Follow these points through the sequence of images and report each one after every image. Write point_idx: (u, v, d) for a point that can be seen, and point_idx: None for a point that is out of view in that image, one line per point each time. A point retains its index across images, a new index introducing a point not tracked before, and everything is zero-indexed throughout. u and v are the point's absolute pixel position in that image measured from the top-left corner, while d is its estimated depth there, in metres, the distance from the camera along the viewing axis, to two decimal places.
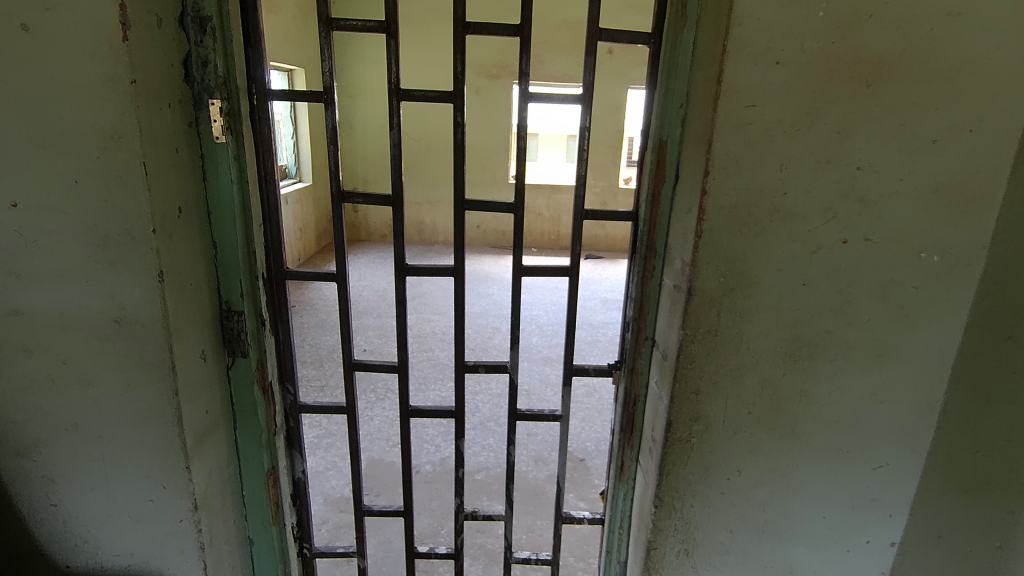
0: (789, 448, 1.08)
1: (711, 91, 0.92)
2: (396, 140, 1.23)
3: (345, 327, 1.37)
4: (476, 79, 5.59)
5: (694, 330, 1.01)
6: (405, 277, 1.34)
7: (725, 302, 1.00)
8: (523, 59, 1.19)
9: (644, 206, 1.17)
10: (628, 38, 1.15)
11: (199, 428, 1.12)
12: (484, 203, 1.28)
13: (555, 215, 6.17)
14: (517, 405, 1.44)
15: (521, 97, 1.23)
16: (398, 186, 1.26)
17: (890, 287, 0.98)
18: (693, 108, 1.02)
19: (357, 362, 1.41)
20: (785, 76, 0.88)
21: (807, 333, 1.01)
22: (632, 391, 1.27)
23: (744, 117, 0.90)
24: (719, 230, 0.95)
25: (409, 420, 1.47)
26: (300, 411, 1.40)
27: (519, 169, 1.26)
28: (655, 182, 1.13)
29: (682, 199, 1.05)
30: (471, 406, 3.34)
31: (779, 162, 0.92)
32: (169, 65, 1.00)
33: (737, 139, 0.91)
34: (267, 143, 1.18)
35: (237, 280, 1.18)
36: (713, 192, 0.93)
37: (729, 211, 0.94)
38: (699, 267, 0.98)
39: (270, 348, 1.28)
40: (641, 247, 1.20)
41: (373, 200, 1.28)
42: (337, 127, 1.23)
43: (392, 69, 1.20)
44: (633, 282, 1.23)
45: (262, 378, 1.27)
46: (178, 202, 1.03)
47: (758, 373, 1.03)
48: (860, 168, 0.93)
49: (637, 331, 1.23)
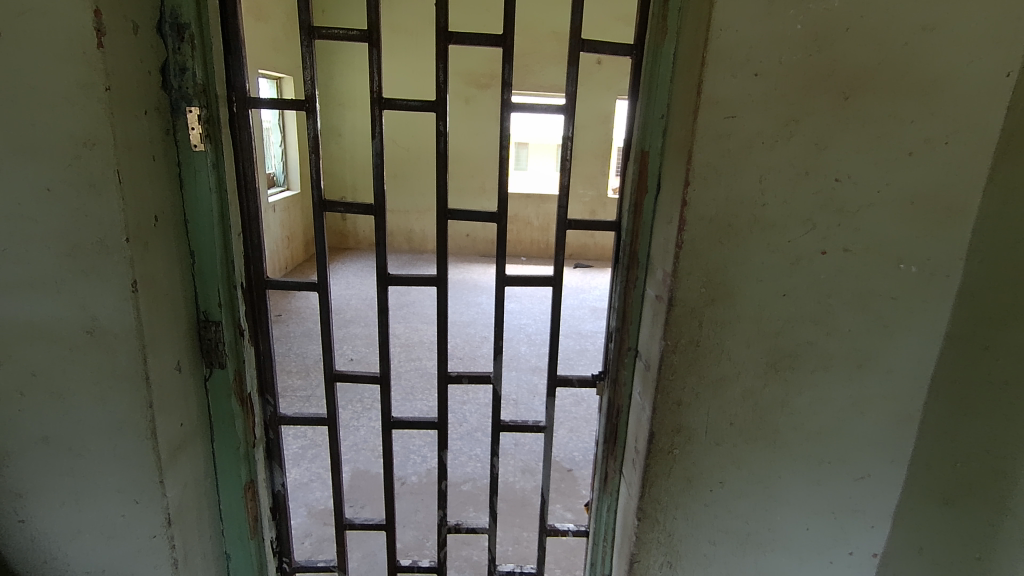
0: (771, 459, 1.07)
1: (691, 102, 0.92)
2: (378, 149, 1.22)
3: (326, 337, 1.35)
4: (465, 88, 5.61)
5: (677, 341, 1.01)
6: (388, 286, 1.33)
7: (707, 313, 0.99)
8: (506, 69, 1.19)
9: (626, 215, 1.17)
10: (610, 49, 1.16)
11: (174, 441, 1.10)
12: (467, 212, 1.27)
13: (545, 224, 6.19)
14: (500, 416, 1.42)
15: (503, 108, 1.23)
16: (381, 195, 1.25)
17: (869, 298, 0.98)
18: (674, 118, 1.03)
19: (339, 372, 1.39)
20: (763, 87, 0.89)
21: (789, 343, 1.01)
22: (616, 403, 1.26)
23: (723, 128, 0.90)
24: (699, 241, 0.96)
25: (392, 431, 1.45)
26: (280, 422, 1.38)
27: (503, 179, 1.26)
28: (637, 191, 1.13)
29: (664, 209, 1.05)
30: (459, 416, 3.32)
31: (758, 173, 0.92)
32: (145, 72, 0.99)
33: (717, 149, 0.91)
34: (248, 150, 1.17)
35: (215, 288, 1.16)
36: (694, 203, 0.94)
37: (709, 221, 0.95)
38: (681, 278, 0.98)
39: (248, 358, 1.26)
40: (624, 257, 1.19)
41: (356, 209, 1.27)
42: (319, 135, 1.22)
43: (374, 78, 1.19)
44: (616, 292, 1.22)
45: (240, 389, 1.25)
46: (154, 210, 1.01)
47: (740, 384, 1.03)
48: (839, 180, 0.93)
49: (620, 342, 1.23)
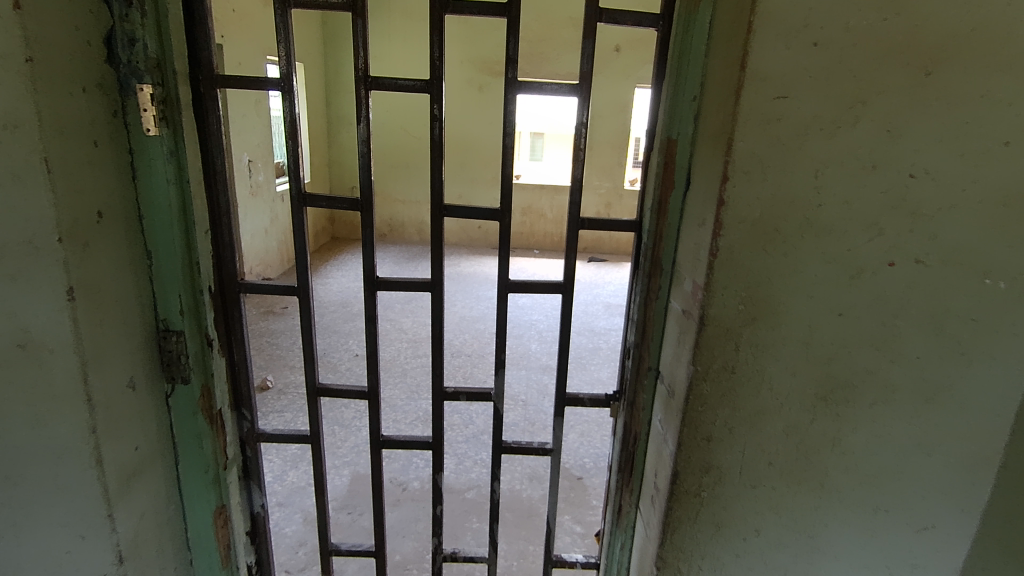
0: (816, 505, 0.91)
1: (731, 79, 0.76)
2: (364, 136, 1.07)
3: (307, 346, 1.21)
4: (479, 75, 5.41)
5: (708, 367, 0.85)
6: (376, 292, 1.17)
7: (745, 334, 0.83)
8: (510, 42, 1.02)
9: (649, 213, 1.02)
10: (633, 19, 0.98)
11: (125, 467, 0.96)
12: (465, 208, 1.11)
13: (558, 216, 5.89)
14: (503, 437, 1.27)
15: (508, 89, 1.06)
16: (366, 187, 1.10)
17: (944, 318, 0.81)
18: (709, 100, 0.86)
19: (323, 387, 1.24)
20: (823, 60, 0.72)
21: (842, 372, 0.84)
22: (633, 428, 1.11)
23: (772, 111, 0.74)
24: (738, 249, 0.79)
25: (381, 450, 1.31)
26: (259, 438, 1.25)
27: (508, 170, 1.10)
28: (662, 187, 0.97)
29: (694, 208, 0.89)
30: (465, 417, 3.19)
31: (815, 166, 0.75)
32: (83, 42, 0.84)
33: (763, 136, 0.75)
34: (217, 136, 1.05)
35: (176, 294, 1.02)
36: (733, 202, 0.78)
37: (751, 225, 0.78)
38: (714, 292, 0.82)
39: (218, 371, 1.12)
40: (645, 263, 1.04)
41: (339, 204, 1.12)
42: (298, 119, 1.07)
43: (359, 54, 1.04)
44: (636, 302, 1.07)
45: (208, 405, 1.11)
46: (97, 204, 0.87)
47: (782, 418, 0.87)
48: (913, 176, 0.76)
49: (640, 360, 1.07)
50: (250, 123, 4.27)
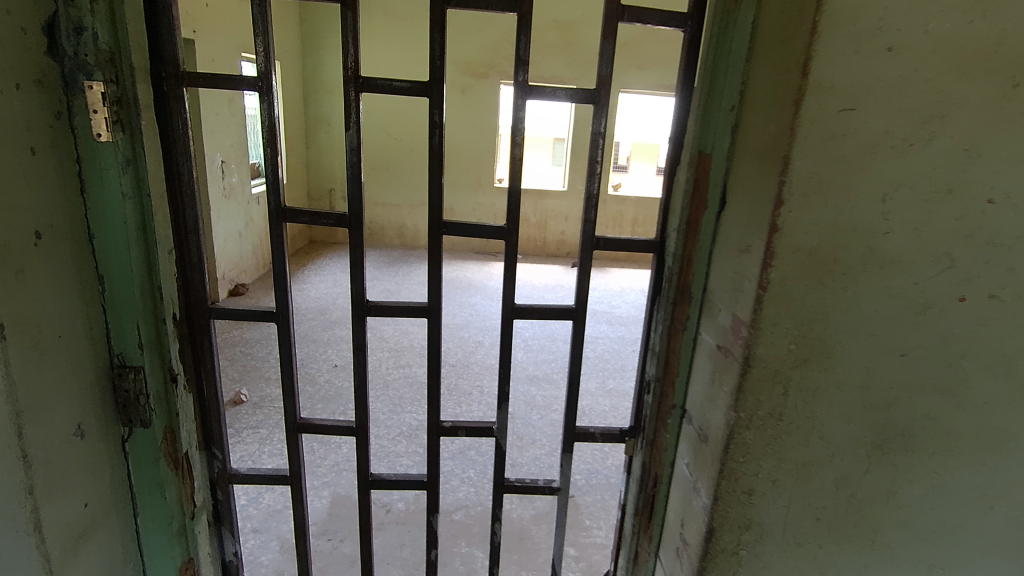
0: (866, 564, 0.81)
1: (787, 88, 0.66)
2: (355, 143, 0.96)
3: (286, 378, 1.08)
4: (462, 77, 5.26)
5: (751, 415, 0.75)
6: (367, 318, 1.05)
7: (795, 378, 0.73)
8: (521, 42, 0.92)
9: (675, 234, 0.92)
10: (658, 19, 0.88)
11: (71, 532, 0.81)
12: (467, 226, 1.00)
13: (542, 220, 5.78)
14: (505, 475, 1.16)
15: (517, 94, 0.95)
16: (355, 202, 0.97)
17: (1016, 360, 0.72)
18: (751, 111, 0.76)
19: (305, 423, 1.11)
20: (897, 69, 0.62)
21: (900, 419, 0.75)
22: (653, 470, 1.00)
23: (836, 125, 0.64)
24: (792, 282, 0.69)
25: (370, 490, 1.18)
26: (233, 480, 1.11)
27: (516, 184, 0.99)
28: (693, 207, 0.87)
29: (733, 233, 0.79)
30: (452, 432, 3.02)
31: (883, 189, 0.66)
32: (19, 29, 0.70)
33: (825, 155, 0.65)
34: (183, 143, 0.92)
35: (134, 324, 0.88)
36: (787, 229, 0.67)
37: (806, 255, 0.68)
38: (762, 331, 0.72)
39: (184, 410, 0.98)
40: (670, 289, 0.94)
41: (324, 220, 0.99)
42: (276, 124, 0.94)
43: (348, 52, 0.91)
44: (658, 331, 0.97)
45: (172, 448, 0.97)
46: (35, 222, 0.73)
47: (832, 469, 0.77)
48: (991, 202, 0.66)
49: (662, 396, 0.97)
50: (223, 123, 4.07)
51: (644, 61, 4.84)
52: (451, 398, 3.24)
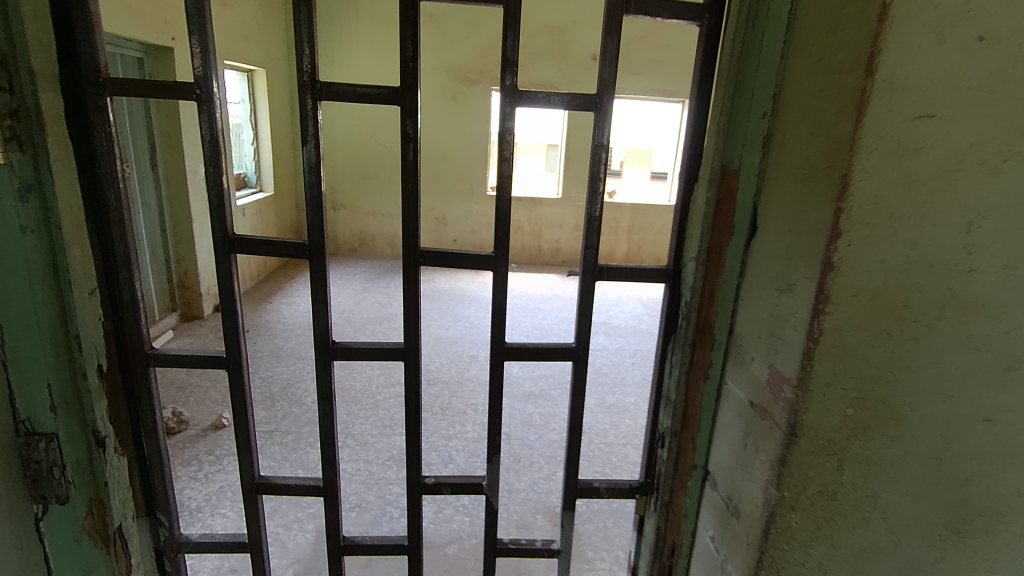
0: None
1: (842, 92, 0.53)
2: (314, 159, 0.81)
3: (242, 432, 0.93)
4: (452, 83, 5.12)
5: (799, 495, 0.61)
6: (333, 363, 0.90)
7: (853, 449, 0.58)
8: (508, 40, 0.78)
9: (692, 263, 0.78)
10: (672, 11, 0.74)
11: None
12: (449, 255, 0.86)
13: (536, 228, 5.61)
14: (497, 538, 1.01)
15: (504, 100, 0.81)
16: (317, 229, 0.83)
17: None
18: (788, 118, 0.62)
19: (265, 483, 0.96)
20: (989, 63, 0.47)
21: (982, 497, 0.58)
22: (670, 537, 0.86)
23: (908, 135, 0.50)
24: (852, 334, 0.55)
25: (343, 556, 1.03)
26: (183, 551, 0.96)
27: (506, 205, 0.85)
28: (715, 234, 0.73)
29: (768, 267, 0.65)
30: (444, 456, 2.74)
31: (968, 214, 0.51)
32: None
33: (895, 175, 0.51)
34: (109, 163, 0.78)
35: (43, 384, 0.74)
36: (847, 268, 0.54)
37: (869, 300, 0.54)
38: (813, 394, 0.58)
39: (115, 477, 0.83)
40: (686, 329, 0.79)
41: (280, 251, 0.84)
42: (219, 138, 0.79)
43: (302, 53, 0.77)
44: (673, 377, 0.82)
45: (100, 525, 0.82)
46: None
47: (898, 557, 0.61)
48: None
49: (679, 453, 0.83)
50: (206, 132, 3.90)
51: (638, 65, 4.70)
52: (444, 419, 3.07)
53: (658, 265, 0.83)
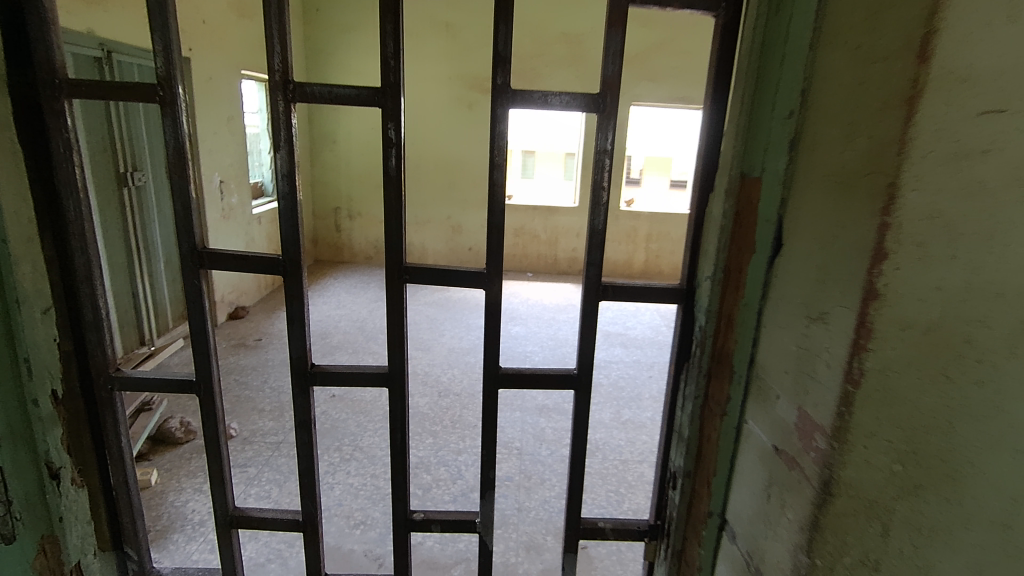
0: None
1: (892, 88, 0.45)
2: (286, 168, 0.74)
3: (214, 461, 0.86)
4: (468, 92, 5.07)
5: (831, 566, 0.51)
6: (312, 388, 0.84)
7: (897, 522, 0.44)
8: (499, 35, 0.70)
9: (707, 282, 0.67)
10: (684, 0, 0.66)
11: None
12: (436, 271, 0.78)
13: (552, 237, 5.49)
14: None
15: (497, 101, 0.73)
16: (291, 243, 0.76)
17: None
18: (822, 118, 0.53)
19: (240, 516, 0.89)
20: None
21: None
22: None
23: (969, 134, 0.39)
24: (899, 380, 0.44)
25: None
26: None
27: (498, 217, 0.77)
28: (733, 250, 0.64)
29: (796, 291, 0.56)
30: (454, 471, 2.64)
31: None
32: None
33: (955, 181, 0.40)
34: (68, 172, 0.71)
35: None
36: (894, 298, 0.44)
37: (923, 338, 0.42)
38: (851, 447, 0.48)
39: (70, 510, 0.77)
40: (699, 357, 0.70)
41: (252, 266, 0.77)
42: (185, 142, 0.72)
43: (273, 50, 0.70)
44: (685, 410, 0.73)
45: (55, 563, 0.76)
46: None
47: None
48: None
49: (693, 496, 0.73)
50: (221, 141, 3.87)
51: (656, 71, 4.60)
52: (454, 432, 2.97)
53: (670, 284, 0.74)
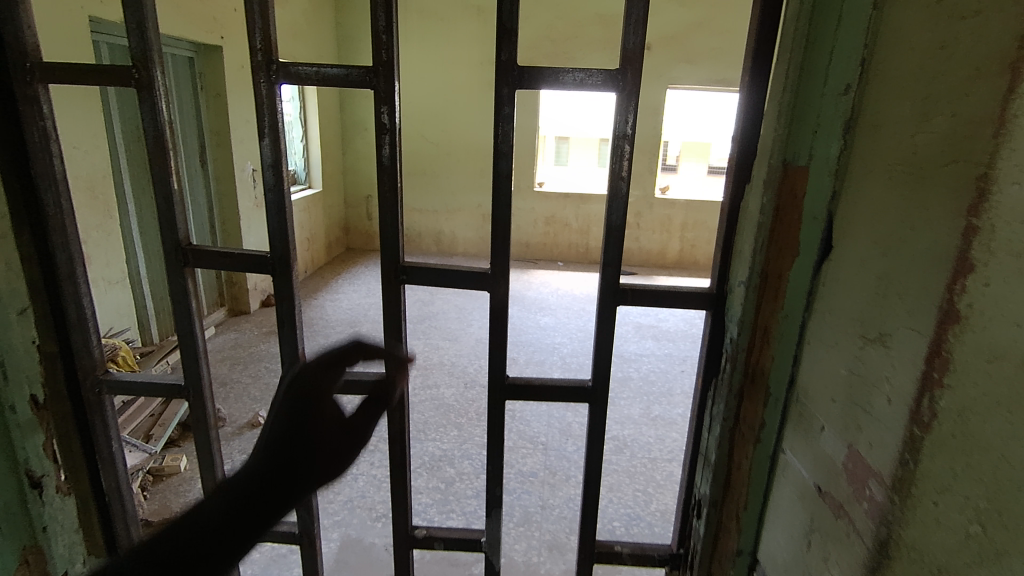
0: None
1: (988, 52, 0.35)
2: (272, 156, 0.69)
3: (206, 471, 0.81)
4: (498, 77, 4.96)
5: None
6: None
7: None
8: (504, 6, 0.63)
9: (740, 288, 0.58)
10: None
11: None
12: (436, 271, 0.71)
13: (585, 226, 5.34)
14: None
15: (502, 82, 0.65)
16: (280, 239, 0.71)
17: None
18: (889, 95, 0.43)
19: None
20: None
21: None
22: None
23: None
24: (977, 426, 0.35)
25: None
26: None
27: (504, 211, 0.70)
28: (772, 252, 0.54)
29: (849, 305, 0.46)
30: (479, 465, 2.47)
31: None
32: None
33: None
34: (44, 163, 0.67)
35: None
36: (979, 321, 0.35)
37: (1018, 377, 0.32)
38: (915, 502, 0.39)
39: (54, 519, 0.75)
40: (730, 374, 0.61)
41: (240, 264, 0.72)
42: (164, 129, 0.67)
43: (255, 27, 0.64)
44: (712, 433, 0.64)
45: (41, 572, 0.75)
46: None
47: None
48: None
49: (720, 530, 0.64)
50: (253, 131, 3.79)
51: (694, 53, 4.41)
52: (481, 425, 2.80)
53: (698, 288, 0.64)
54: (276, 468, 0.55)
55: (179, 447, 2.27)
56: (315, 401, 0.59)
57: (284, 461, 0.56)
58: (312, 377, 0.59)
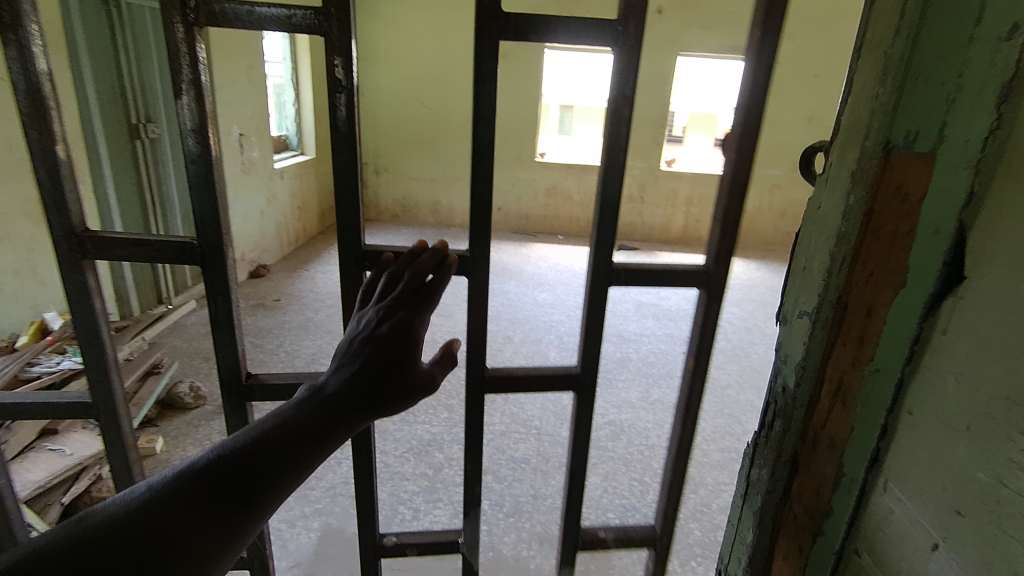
0: None
1: None
2: (195, 119, 0.56)
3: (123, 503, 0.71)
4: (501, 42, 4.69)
5: None
6: (247, 406, 0.69)
7: None
8: None
9: (803, 321, 0.43)
10: None
11: None
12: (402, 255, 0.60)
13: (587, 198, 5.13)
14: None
15: (481, 34, 0.51)
16: (209, 219, 0.59)
17: None
18: None
19: None
20: None
21: None
22: None
23: None
24: None
25: None
26: None
27: (484, 190, 0.57)
28: (857, 280, 0.39)
29: (999, 383, 0.31)
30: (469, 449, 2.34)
31: None
32: None
33: None
34: None
35: None
36: None
37: None
38: None
39: None
40: (777, 433, 0.46)
41: (154, 255, 0.60)
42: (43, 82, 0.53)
43: None
44: (749, 503, 0.49)
45: None
46: None
47: None
48: None
49: None
50: (240, 92, 3.57)
51: (710, 18, 4.13)
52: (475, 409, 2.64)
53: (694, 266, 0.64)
54: (347, 407, 0.53)
55: (156, 426, 2.16)
56: (398, 345, 0.55)
57: (356, 400, 0.53)
58: (394, 319, 0.55)
